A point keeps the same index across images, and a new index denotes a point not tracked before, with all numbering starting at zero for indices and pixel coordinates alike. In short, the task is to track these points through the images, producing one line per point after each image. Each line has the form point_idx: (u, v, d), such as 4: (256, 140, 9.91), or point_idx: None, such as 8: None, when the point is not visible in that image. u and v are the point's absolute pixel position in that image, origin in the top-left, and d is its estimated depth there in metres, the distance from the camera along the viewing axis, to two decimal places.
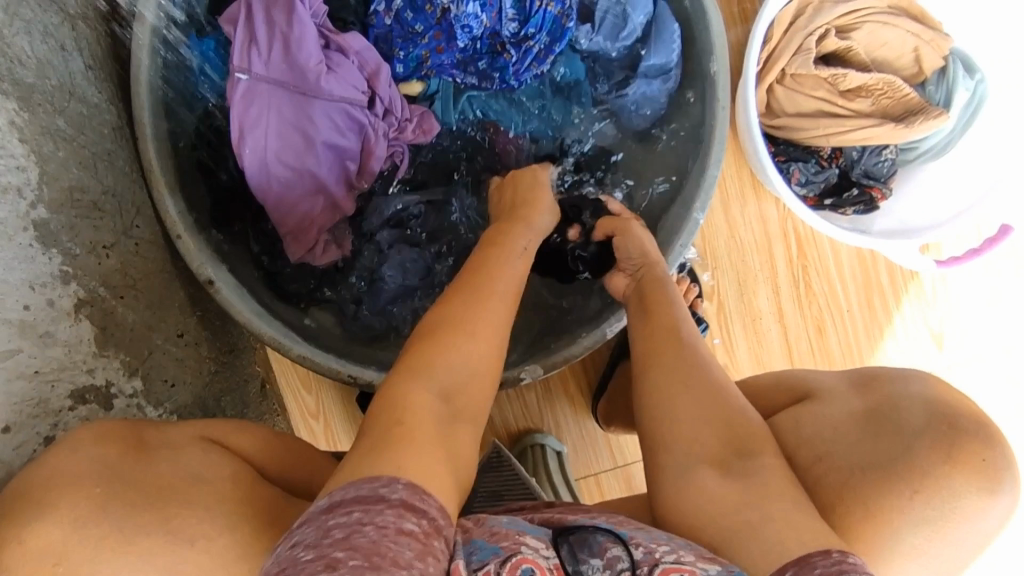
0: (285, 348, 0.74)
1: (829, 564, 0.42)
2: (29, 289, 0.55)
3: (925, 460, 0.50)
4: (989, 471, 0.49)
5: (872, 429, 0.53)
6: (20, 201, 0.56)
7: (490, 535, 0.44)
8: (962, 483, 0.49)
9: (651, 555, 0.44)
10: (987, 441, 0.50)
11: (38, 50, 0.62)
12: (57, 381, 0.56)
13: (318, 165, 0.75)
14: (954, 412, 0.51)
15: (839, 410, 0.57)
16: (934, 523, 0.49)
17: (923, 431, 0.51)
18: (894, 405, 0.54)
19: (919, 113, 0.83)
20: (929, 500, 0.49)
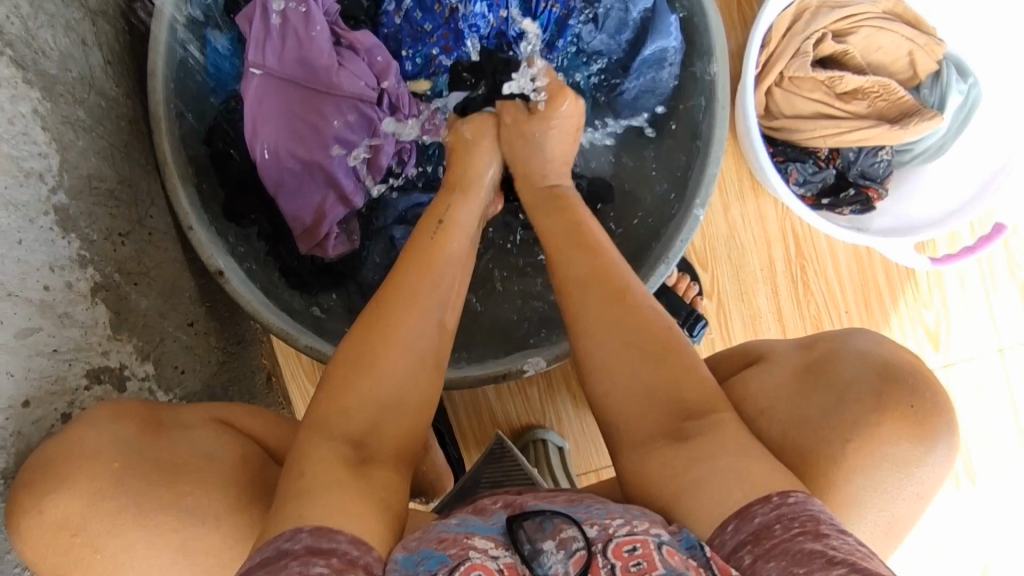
0: (292, 338, 0.76)
1: (769, 512, 0.45)
2: (49, 271, 0.57)
3: (859, 414, 0.51)
4: (918, 416, 0.52)
5: (808, 386, 0.55)
6: (42, 186, 0.58)
7: (437, 541, 0.45)
8: (898, 430, 0.51)
9: (605, 531, 0.45)
10: (915, 390, 0.53)
11: (61, 43, 0.65)
12: (74, 361, 0.58)
13: (326, 158, 0.77)
14: (890, 364, 0.54)
15: (784, 369, 0.58)
16: (897, 493, 0.52)
17: (859, 382, 0.53)
18: (830, 360, 0.56)
19: (914, 116, 0.86)
20: (862, 448, 0.51)
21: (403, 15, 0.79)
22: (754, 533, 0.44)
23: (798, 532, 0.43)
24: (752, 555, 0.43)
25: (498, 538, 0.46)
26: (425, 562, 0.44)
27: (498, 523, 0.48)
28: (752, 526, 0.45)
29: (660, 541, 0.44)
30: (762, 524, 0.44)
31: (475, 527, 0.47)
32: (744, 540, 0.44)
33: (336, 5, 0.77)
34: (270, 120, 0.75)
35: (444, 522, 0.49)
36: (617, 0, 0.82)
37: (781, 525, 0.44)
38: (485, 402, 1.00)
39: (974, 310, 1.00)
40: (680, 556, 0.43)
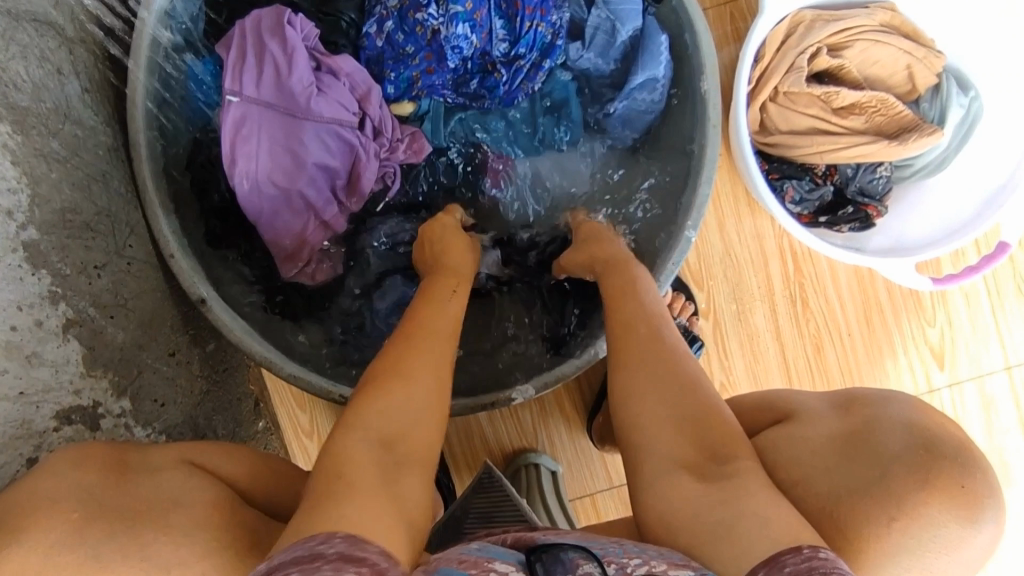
0: (276, 367, 0.75)
1: (800, 561, 0.41)
2: (17, 310, 0.55)
3: (901, 485, 0.47)
4: (968, 499, 0.46)
5: (848, 453, 0.51)
6: (11, 223, 0.57)
7: (457, 562, 0.43)
8: (942, 509, 0.46)
9: (621, 574, 0.42)
10: (965, 467, 0.47)
11: (34, 73, 0.63)
12: (41, 402, 0.56)
13: (305, 183, 0.75)
14: (932, 436, 0.49)
15: (821, 433, 0.55)
16: (915, 552, 0.46)
17: (901, 456, 0.48)
18: (873, 427, 0.52)
19: (913, 131, 0.83)
20: (907, 527, 0.46)
21: (384, 38, 0.77)
22: None
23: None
24: None
25: (517, 564, 0.44)
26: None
27: (514, 554, 0.45)
28: None
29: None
30: (792, 574, 0.41)
31: (495, 553, 0.45)
32: None
33: (315, 29, 0.75)
34: (247, 127, 0.73)
35: (465, 548, 0.47)
36: (604, 20, 0.81)
37: (813, 574, 0.40)
38: (477, 427, 0.98)
39: (979, 327, 0.96)
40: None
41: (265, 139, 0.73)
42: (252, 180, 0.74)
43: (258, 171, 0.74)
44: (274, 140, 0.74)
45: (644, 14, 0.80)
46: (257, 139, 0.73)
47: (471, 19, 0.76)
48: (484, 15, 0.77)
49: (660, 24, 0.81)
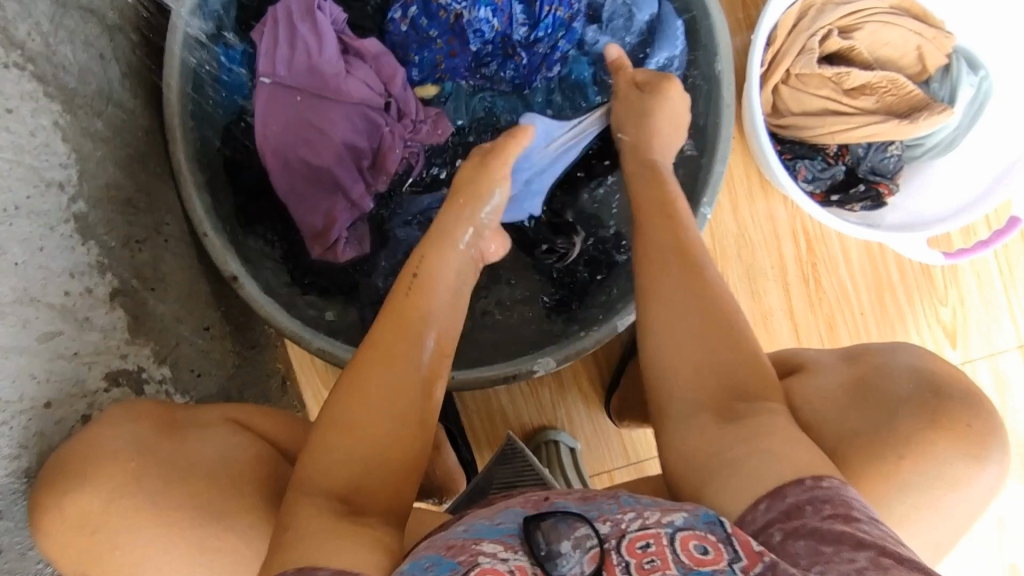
0: (304, 341, 0.78)
1: (802, 492, 0.44)
2: (69, 276, 0.59)
3: (915, 426, 0.49)
4: (975, 437, 0.49)
5: (860, 397, 0.53)
6: (62, 195, 0.60)
7: (446, 547, 0.46)
8: (948, 446, 0.49)
9: (619, 526, 0.45)
10: (970, 407, 0.50)
11: (81, 57, 0.67)
12: (93, 363, 0.59)
13: (334, 163, 0.78)
14: (941, 381, 0.51)
15: (833, 380, 0.56)
16: (923, 496, 0.49)
17: (910, 399, 0.51)
18: (881, 373, 0.54)
19: (923, 110, 0.85)
20: (918, 463, 0.49)
21: (408, 23, 0.80)
22: (784, 512, 0.44)
23: (829, 516, 0.42)
24: (781, 534, 0.43)
25: (508, 541, 0.45)
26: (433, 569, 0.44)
27: (507, 524, 0.47)
28: (783, 505, 0.44)
29: (673, 530, 0.43)
30: (792, 505, 0.44)
31: (484, 531, 0.47)
32: (776, 518, 0.44)
33: (344, 15, 0.79)
34: (278, 109, 0.76)
35: (454, 530, 0.49)
36: (621, 6, 0.83)
37: (812, 506, 0.43)
38: (497, 404, 1.00)
39: (992, 305, 0.98)
40: (695, 542, 0.42)
41: (295, 120, 0.77)
42: (283, 162, 0.77)
43: (290, 152, 0.77)
44: (304, 122, 0.77)
45: None
46: (287, 121, 0.76)
47: (492, 4, 0.79)
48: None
49: (675, 7, 0.83)
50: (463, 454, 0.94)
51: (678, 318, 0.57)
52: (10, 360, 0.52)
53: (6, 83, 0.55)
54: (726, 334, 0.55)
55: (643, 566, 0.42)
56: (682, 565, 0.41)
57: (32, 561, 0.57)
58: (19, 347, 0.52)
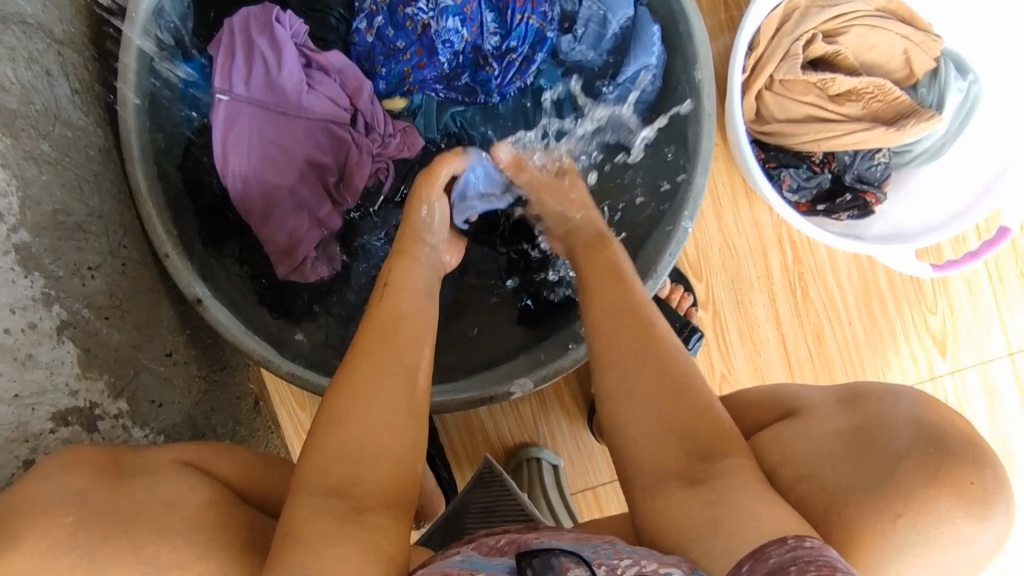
0: (273, 365, 0.75)
1: (784, 552, 0.40)
2: (10, 313, 0.55)
3: (912, 484, 0.47)
4: (978, 494, 0.46)
5: (855, 451, 0.50)
6: (1, 225, 0.57)
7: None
8: (953, 506, 0.46)
9: (613, 575, 0.42)
10: (978, 467, 0.47)
11: (22, 76, 0.63)
12: (37, 404, 0.56)
13: (298, 181, 0.75)
14: (942, 435, 0.49)
15: (829, 431, 0.54)
16: (919, 548, 0.46)
17: (910, 453, 0.48)
18: (880, 425, 0.52)
19: (911, 117, 0.82)
20: (917, 524, 0.46)
21: (375, 33, 0.77)
22: (767, 575, 0.40)
23: (815, 575, 0.37)
24: None
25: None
26: None
27: (503, 562, 0.45)
28: (766, 567, 0.40)
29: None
30: (776, 566, 0.40)
31: (479, 564, 0.45)
32: None
33: (305, 26, 0.75)
34: (239, 125, 0.73)
35: (449, 560, 0.46)
36: (595, 11, 0.80)
37: (795, 567, 0.39)
38: (477, 421, 0.97)
39: (981, 313, 0.96)
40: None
41: (258, 137, 0.73)
42: (245, 179, 0.74)
43: (252, 168, 0.73)
44: (268, 137, 0.73)
45: (636, 3, 0.80)
46: (249, 137, 0.73)
47: (462, 12, 0.76)
48: (475, 8, 0.77)
49: (652, 13, 0.79)
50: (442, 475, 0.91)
51: (623, 375, 0.55)
52: None
53: None
54: (672, 378, 0.54)
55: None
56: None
57: None
58: None
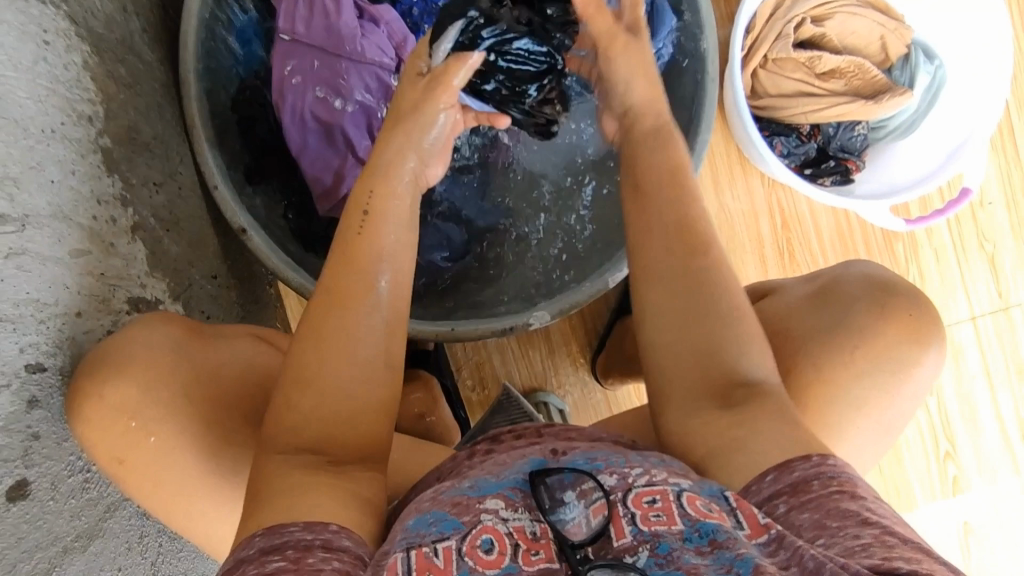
0: (311, 292, 0.81)
1: (808, 467, 0.47)
2: (96, 203, 0.61)
3: (870, 322, 0.56)
4: (915, 323, 0.56)
5: (821, 306, 0.59)
6: (90, 128, 0.63)
7: (450, 506, 0.48)
8: (898, 335, 0.56)
9: (625, 481, 0.49)
10: (913, 302, 0.58)
11: (106, 6, 0.70)
12: (117, 286, 0.62)
13: (347, 118, 0.82)
14: (886, 281, 0.59)
15: (797, 294, 0.63)
16: (880, 379, 0.55)
17: (863, 297, 0.58)
18: (838, 283, 0.60)
19: (887, 92, 0.93)
20: (878, 357, 0.55)
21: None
22: (792, 484, 0.47)
23: (835, 490, 0.46)
24: (786, 504, 0.46)
25: (509, 497, 0.49)
26: (439, 524, 0.47)
27: (508, 480, 0.51)
28: (791, 478, 0.47)
29: (680, 489, 0.47)
30: (800, 477, 0.47)
31: (486, 487, 0.50)
32: (782, 490, 0.46)
33: None
34: (298, 60, 0.81)
35: (457, 486, 0.51)
36: None
37: (818, 480, 0.46)
38: (489, 367, 1.04)
39: (948, 280, 1.06)
40: (700, 502, 0.46)
41: (314, 77, 0.81)
42: (301, 109, 0.81)
43: (306, 100, 0.81)
44: (323, 74, 0.81)
45: None
46: (305, 72, 0.81)
47: None
48: None
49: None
50: (459, 413, 0.98)
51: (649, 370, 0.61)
52: (49, 268, 0.53)
53: (45, 17, 0.58)
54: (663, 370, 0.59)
55: (648, 518, 0.46)
56: (689, 517, 0.45)
57: (68, 452, 0.53)
58: (56, 257, 0.54)
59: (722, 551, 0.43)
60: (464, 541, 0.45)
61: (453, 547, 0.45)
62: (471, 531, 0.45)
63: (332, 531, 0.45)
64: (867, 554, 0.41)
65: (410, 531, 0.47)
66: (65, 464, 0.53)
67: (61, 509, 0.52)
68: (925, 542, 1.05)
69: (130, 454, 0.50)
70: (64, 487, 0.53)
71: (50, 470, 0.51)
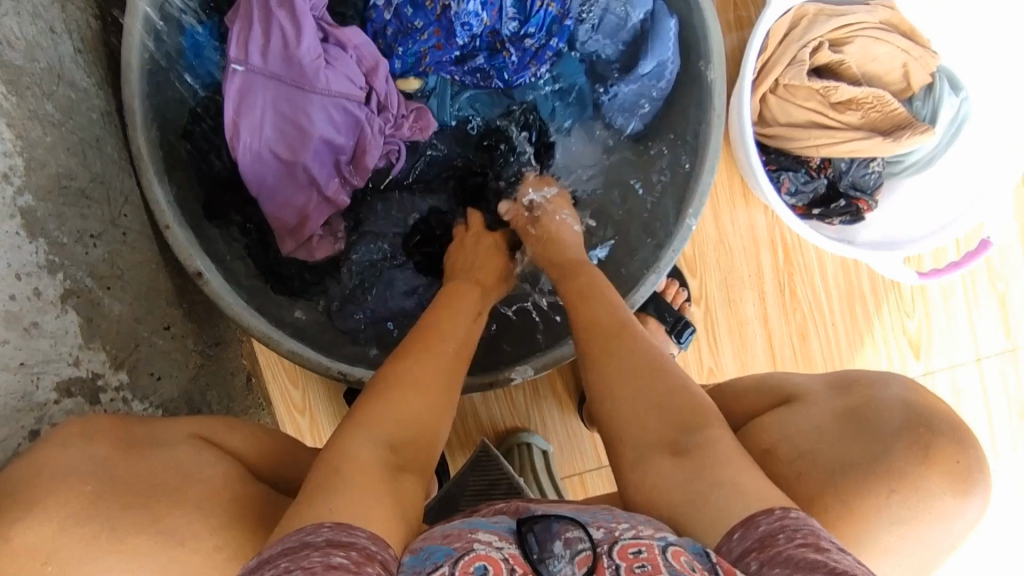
0: (274, 344, 0.74)
1: (772, 521, 0.43)
2: (15, 277, 0.54)
3: (906, 460, 0.50)
4: (962, 472, 0.50)
5: (848, 429, 0.54)
6: (7, 186, 0.55)
7: (442, 536, 0.45)
8: (938, 481, 0.50)
9: (612, 534, 0.44)
10: (964, 446, 0.51)
11: (26, 32, 0.60)
12: (42, 374, 0.55)
13: (309, 158, 0.74)
14: (928, 415, 0.52)
15: (821, 411, 0.57)
16: (909, 522, 0.50)
17: (901, 432, 0.51)
18: (874, 409, 0.54)
19: (907, 128, 0.85)
20: (907, 499, 0.49)
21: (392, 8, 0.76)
22: (759, 540, 0.43)
23: (800, 544, 0.41)
24: (757, 563, 0.42)
25: (503, 533, 0.45)
26: (431, 556, 0.43)
27: (502, 522, 0.47)
28: (757, 534, 0.43)
29: (666, 543, 0.43)
30: (765, 533, 0.43)
31: (479, 524, 0.47)
32: (750, 548, 0.43)
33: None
34: (253, 94, 0.72)
35: (447, 524, 0.49)
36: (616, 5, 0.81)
37: (783, 535, 0.42)
38: (470, 405, 0.98)
39: (954, 320, 1.01)
40: (686, 557, 0.41)
41: (276, 111, 0.72)
42: (257, 146, 0.73)
43: (264, 135, 0.73)
44: (285, 107, 0.72)
45: None
46: (264, 106, 0.72)
47: None
48: None
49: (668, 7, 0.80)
50: (435, 457, 0.93)
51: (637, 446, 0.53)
52: None
53: None
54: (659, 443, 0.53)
55: (633, 569, 0.41)
56: (675, 568, 0.40)
57: None
58: None
59: None
60: (455, 568, 0.41)
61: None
62: (463, 559, 0.41)
63: (367, 537, 0.42)
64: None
65: (404, 570, 0.42)
66: None
67: None
68: None
69: None
70: None
71: None
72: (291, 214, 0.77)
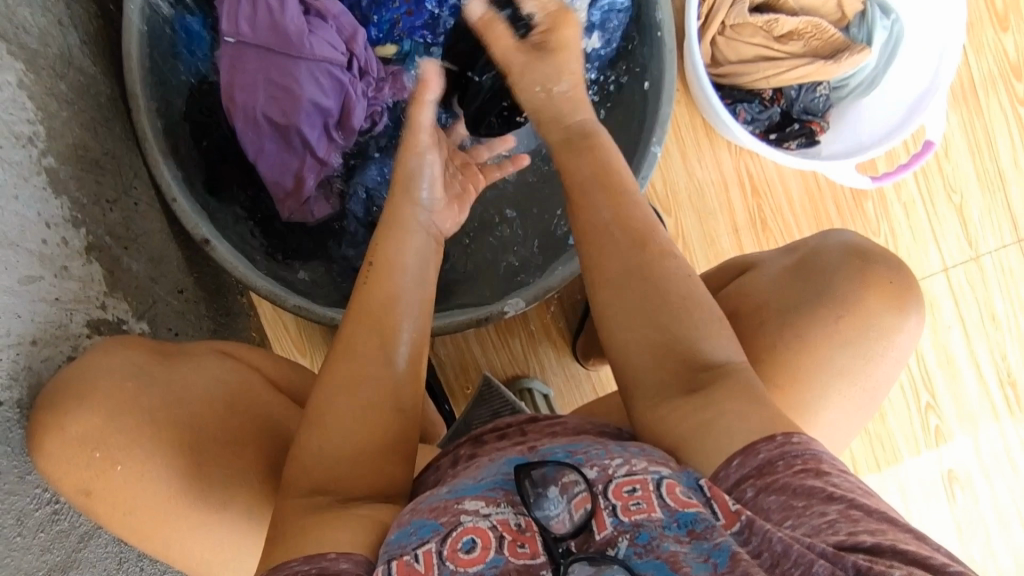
0: (281, 299, 0.78)
1: (773, 448, 0.45)
2: (45, 226, 0.60)
3: (850, 289, 0.58)
4: (898, 291, 0.59)
5: (799, 276, 0.61)
6: (32, 149, 0.61)
7: (431, 510, 0.46)
8: (881, 303, 0.58)
9: (605, 472, 0.46)
10: (894, 269, 0.60)
11: (38, 18, 0.66)
12: (74, 310, 0.61)
13: (302, 120, 0.81)
14: (868, 250, 0.61)
15: (776, 267, 0.64)
16: (855, 342, 0.58)
17: (844, 265, 0.59)
18: (818, 254, 0.62)
19: (845, 51, 0.93)
20: (856, 323, 0.58)
21: None
22: (758, 468, 0.45)
23: (800, 470, 0.43)
24: (754, 489, 0.44)
25: (490, 497, 0.46)
26: (420, 531, 0.44)
27: (490, 480, 0.48)
28: (756, 461, 0.45)
29: (659, 477, 0.45)
30: (765, 461, 0.45)
31: (466, 490, 0.48)
32: (748, 475, 0.45)
33: None
34: (247, 60, 0.79)
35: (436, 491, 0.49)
36: None
37: (784, 462, 0.44)
38: (470, 358, 1.03)
39: (918, 232, 1.07)
40: (678, 491, 0.44)
41: (268, 76, 0.80)
42: (253, 110, 0.80)
43: (258, 99, 0.80)
44: (276, 73, 0.79)
45: None
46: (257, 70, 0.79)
47: None
48: None
49: None
50: (443, 406, 0.98)
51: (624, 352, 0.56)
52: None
53: None
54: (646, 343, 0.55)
55: (629, 507, 0.43)
56: (668, 507, 0.43)
57: (33, 485, 0.53)
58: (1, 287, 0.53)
59: (700, 542, 0.41)
60: (445, 544, 0.43)
61: (434, 550, 0.42)
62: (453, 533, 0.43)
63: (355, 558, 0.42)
64: (834, 531, 0.41)
65: (391, 546, 0.44)
66: (30, 498, 0.53)
67: (27, 550, 0.53)
68: (910, 491, 1.07)
69: (94, 485, 0.50)
70: (31, 522, 0.53)
71: (13, 505, 0.51)
72: (288, 172, 0.84)
